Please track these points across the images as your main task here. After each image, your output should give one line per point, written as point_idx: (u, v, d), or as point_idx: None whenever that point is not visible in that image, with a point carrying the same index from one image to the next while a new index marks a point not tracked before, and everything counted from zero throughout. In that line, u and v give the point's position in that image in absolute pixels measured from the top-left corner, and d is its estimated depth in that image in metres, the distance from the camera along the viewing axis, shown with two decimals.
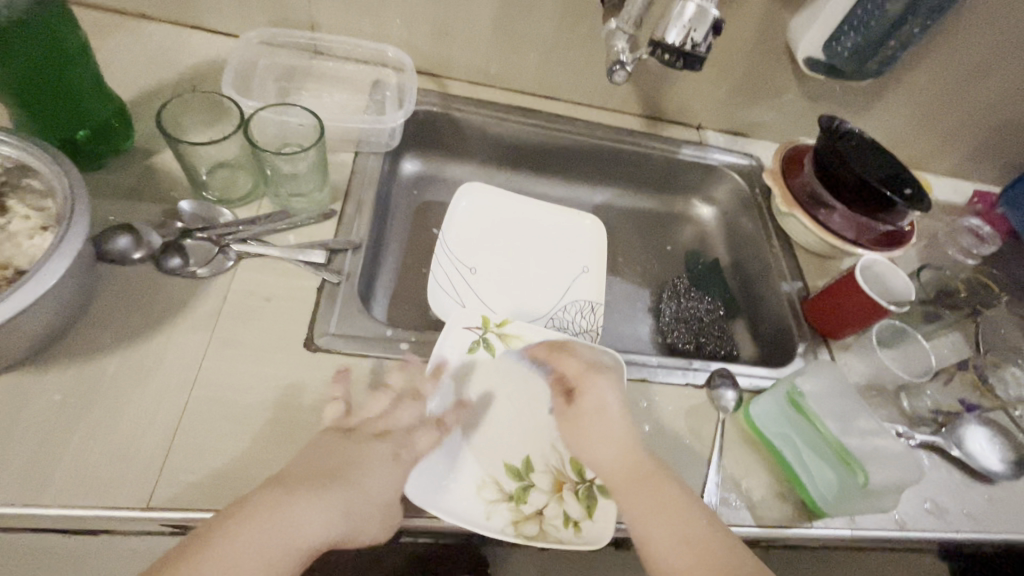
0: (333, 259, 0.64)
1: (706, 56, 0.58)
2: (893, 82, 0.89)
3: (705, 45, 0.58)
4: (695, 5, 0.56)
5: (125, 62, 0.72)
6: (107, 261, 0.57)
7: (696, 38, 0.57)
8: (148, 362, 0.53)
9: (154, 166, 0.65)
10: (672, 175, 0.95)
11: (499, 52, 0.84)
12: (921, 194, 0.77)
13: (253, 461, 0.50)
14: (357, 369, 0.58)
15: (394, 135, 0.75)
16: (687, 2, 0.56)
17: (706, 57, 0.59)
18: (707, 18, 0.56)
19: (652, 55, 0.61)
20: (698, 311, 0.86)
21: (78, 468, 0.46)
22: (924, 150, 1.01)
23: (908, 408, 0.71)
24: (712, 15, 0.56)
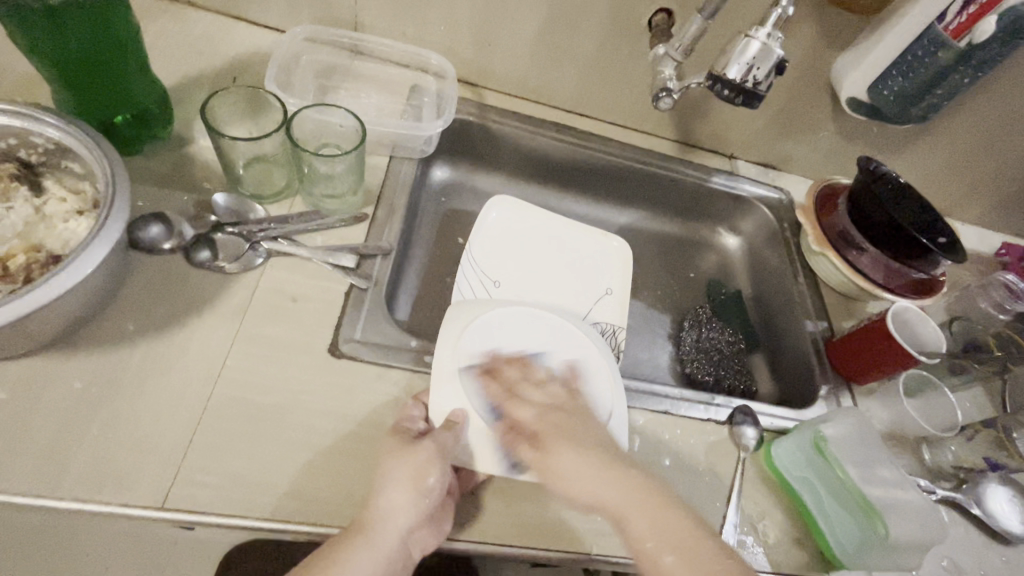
0: (362, 263, 0.64)
1: (766, 94, 0.58)
2: (930, 128, 0.88)
3: (767, 83, 0.58)
4: (759, 42, 0.56)
5: (168, 48, 0.72)
6: (138, 249, 0.56)
7: (757, 76, 0.57)
8: (171, 356, 0.52)
9: (190, 154, 0.65)
10: (701, 202, 0.95)
11: (540, 66, 0.84)
12: (955, 244, 0.76)
13: (271, 466, 0.49)
14: (379, 378, 0.57)
15: (429, 141, 0.75)
16: (751, 39, 0.55)
17: (765, 95, 0.59)
18: (771, 57, 0.56)
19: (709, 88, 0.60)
20: (719, 342, 0.85)
21: (94, 460, 0.45)
22: (953, 197, 1.00)
23: (929, 460, 0.70)
24: (775, 55, 0.55)
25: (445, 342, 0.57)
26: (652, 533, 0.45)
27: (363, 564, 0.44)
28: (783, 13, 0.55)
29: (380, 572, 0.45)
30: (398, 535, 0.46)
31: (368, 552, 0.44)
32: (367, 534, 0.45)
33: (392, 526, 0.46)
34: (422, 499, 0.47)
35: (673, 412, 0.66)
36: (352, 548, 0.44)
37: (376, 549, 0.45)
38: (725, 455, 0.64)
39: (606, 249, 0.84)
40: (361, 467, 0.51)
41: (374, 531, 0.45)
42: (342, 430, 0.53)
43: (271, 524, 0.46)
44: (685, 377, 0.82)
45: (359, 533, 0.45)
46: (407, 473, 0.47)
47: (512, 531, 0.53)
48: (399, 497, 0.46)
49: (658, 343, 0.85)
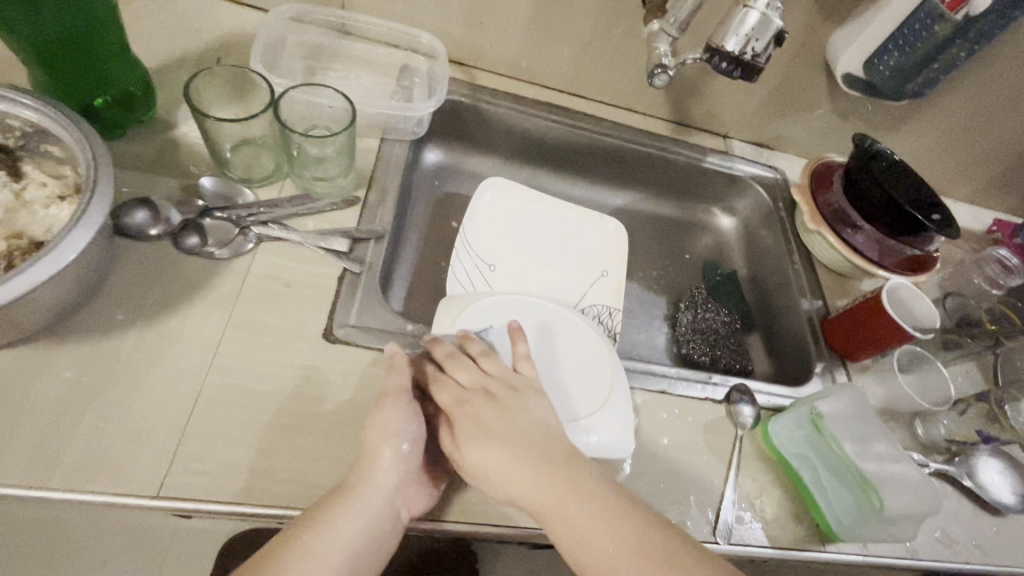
0: (355, 247, 0.63)
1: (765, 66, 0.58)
2: (924, 105, 0.88)
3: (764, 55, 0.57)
4: (757, 14, 0.55)
5: (149, 28, 0.70)
6: (124, 236, 0.55)
7: (756, 48, 0.56)
8: (162, 344, 0.51)
9: (175, 138, 0.63)
10: (696, 183, 0.94)
11: (532, 45, 0.82)
12: (949, 220, 0.76)
13: (268, 452, 0.48)
14: (376, 363, 0.56)
15: (421, 123, 0.73)
16: (749, 11, 0.54)
17: (762, 67, 0.59)
18: (770, 29, 0.55)
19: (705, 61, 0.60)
20: (714, 322, 0.85)
21: (87, 450, 0.45)
22: (947, 175, 1.00)
23: (922, 435, 0.71)
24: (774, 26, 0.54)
25: (443, 323, 0.57)
26: (533, 498, 0.44)
27: (350, 527, 0.44)
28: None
29: (368, 534, 0.44)
30: (385, 501, 0.46)
31: (357, 515, 0.44)
32: (356, 496, 0.45)
33: (381, 491, 0.46)
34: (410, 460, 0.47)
35: (671, 392, 0.66)
36: (340, 509, 0.44)
37: (364, 511, 0.45)
38: (723, 434, 0.65)
39: (602, 230, 0.84)
40: (360, 452, 0.51)
41: (362, 493, 0.45)
42: (340, 416, 0.52)
43: (271, 510, 0.46)
44: (682, 357, 0.82)
45: (349, 495, 0.45)
46: (398, 437, 0.47)
47: (514, 513, 0.53)
48: (388, 458, 0.47)
49: (654, 325, 0.85)
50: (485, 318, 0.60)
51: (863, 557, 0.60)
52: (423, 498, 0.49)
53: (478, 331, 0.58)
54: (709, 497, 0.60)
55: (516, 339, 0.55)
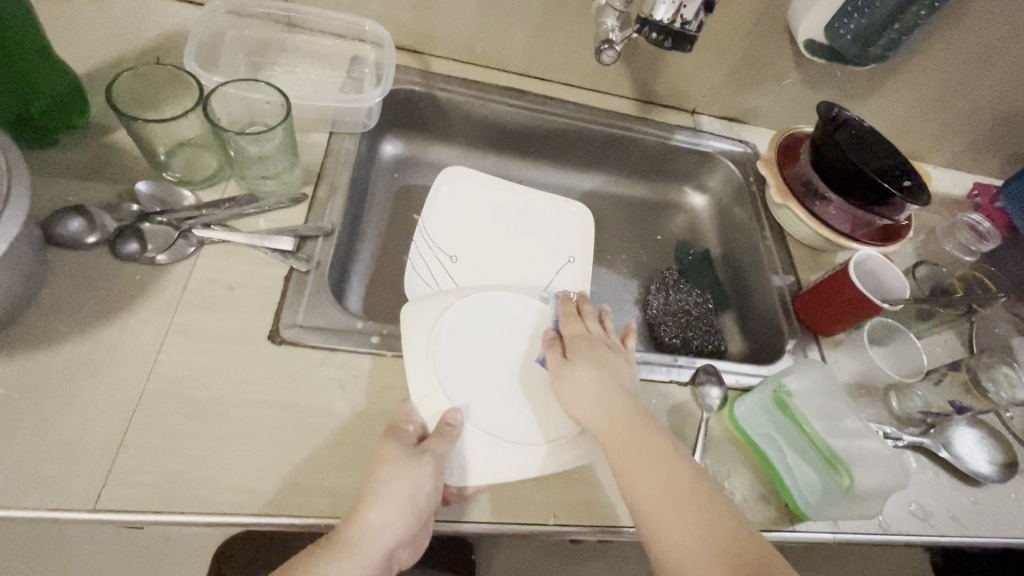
0: (302, 246, 0.61)
1: (696, 35, 0.57)
2: (893, 69, 0.85)
3: (696, 24, 0.57)
4: None
5: (84, 32, 0.68)
6: (57, 245, 0.53)
7: (687, 17, 0.56)
8: (99, 355, 0.50)
9: (110, 143, 0.61)
10: (665, 161, 0.92)
11: (484, 28, 0.79)
12: (920, 188, 0.74)
13: (211, 460, 0.47)
14: (325, 364, 0.55)
15: (371, 114, 0.71)
16: None
17: (697, 37, 0.58)
18: None
19: (641, 33, 0.59)
20: (686, 304, 0.84)
21: (21, 467, 0.44)
22: (923, 140, 0.98)
23: (897, 408, 0.69)
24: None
25: (413, 350, 0.54)
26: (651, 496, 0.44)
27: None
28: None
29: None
30: (383, 553, 0.44)
31: (355, 568, 0.43)
32: (355, 548, 0.44)
33: (378, 542, 0.44)
34: (414, 513, 0.45)
35: (635, 376, 0.64)
36: (338, 564, 0.43)
37: (363, 564, 0.44)
38: (689, 417, 0.64)
39: (569, 219, 0.82)
40: (307, 454, 0.50)
41: (361, 547, 0.44)
42: (286, 418, 0.51)
43: (214, 519, 0.45)
44: (653, 341, 0.81)
45: (347, 546, 0.44)
46: (403, 491, 0.45)
47: (469, 508, 0.52)
48: (392, 513, 0.45)
49: (625, 308, 0.84)
50: (457, 334, 0.57)
51: (835, 535, 0.59)
52: (417, 538, 0.48)
53: (452, 349, 0.56)
54: None
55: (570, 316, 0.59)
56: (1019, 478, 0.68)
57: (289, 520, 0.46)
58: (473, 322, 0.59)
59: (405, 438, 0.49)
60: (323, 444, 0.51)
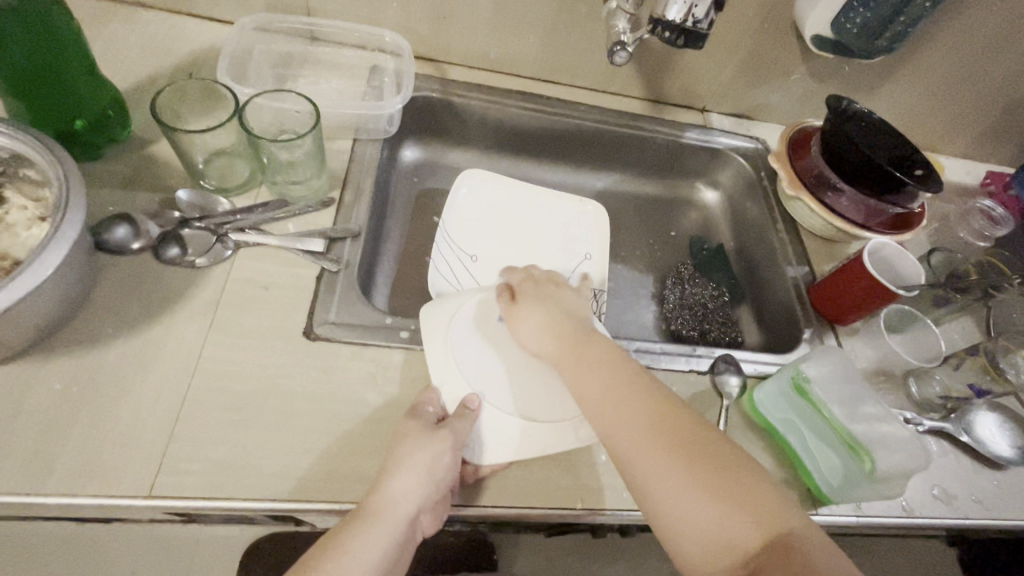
0: (331, 247, 0.64)
1: (708, 33, 0.59)
2: (901, 61, 0.87)
3: (708, 22, 0.58)
4: None
5: (122, 51, 0.72)
6: (106, 251, 0.57)
7: (697, 16, 0.58)
8: (148, 352, 0.53)
9: (150, 155, 0.65)
10: (677, 158, 0.94)
11: (498, 35, 0.82)
12: (932, 176, 0.75)
13: (254, 449, 0.50)
14: (357, 358, 0.58)
15: (392, 121, 0.74)
16: None
17: (706, 35, 0.60)
18: None
19: (652, 33, 0.62)
20: (702, 297, 0.85)
21: (81, 457, 0.47)
22: (933, 131, 0.99)
23: (916, 394, 0.70)
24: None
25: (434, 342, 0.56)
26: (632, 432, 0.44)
27: (372, 547, 0.45)
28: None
29: (388, 549, 0.46)
30: (402, 522, 0.47)
31: (376, 534, 0.45)
32: (378, 516, 0.46)
33: (398, 511, 0.46)
34: (432, 484, 0.48)
35: (655, 367, 0.66)
36: (361, 529, 0.45)
37: (382, 530, 0.46)
38: (709, 404, 0.65)
39: (581, 212, 0.84)
40: (344, 443, 0.52)
41: (381, 514, 0.46)
42: (323, 410, 0.54)
43: (260, 504, 0.48)
44: (671, 334, 0.82)
45: (369, 513, 0.46)
46: (421, 462, 0.48)
47: (500, 494, 0.53)
48: (410, 482, 0.47)
49: (641, 303, 0.85)
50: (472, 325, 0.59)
51: (858, 518, 0.60)
52: (437, 511, 0.49)
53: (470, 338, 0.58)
54: None
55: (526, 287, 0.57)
56: None
57: (330, 505, 0.49)
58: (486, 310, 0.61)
59: (428, 418, 0.52)
60: (359, 434, 0.53)
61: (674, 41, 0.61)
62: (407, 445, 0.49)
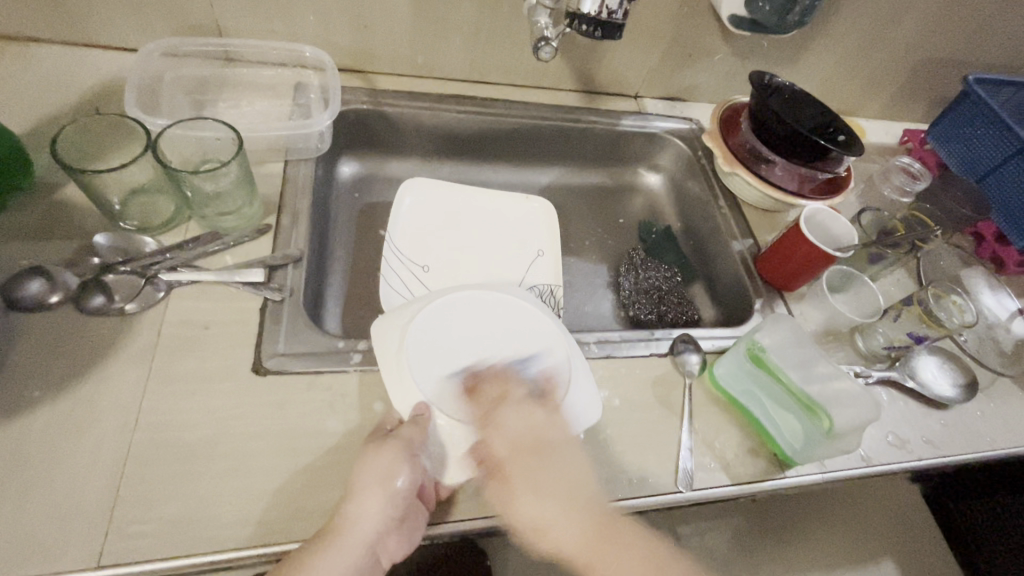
0: (273, 276, 0.61)
1: (624, 23, 0.59)
2: (815, 33, 0.90)
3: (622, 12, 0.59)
4: None
5: (16, 90, 0.66)
6: (20, 310, 0.52)
7: (611, 6, 0.58)
8: (80, 412, 0.49)
9: (59, 200, 0.60)
10: (616, 146, 0.95)
11: (422, 40, 0.81)
12: (853, 140, 0.79)
13: (210, 500, 0.47)
14: (312, 387, 0.55)
15: (322, 138, 0.72)
16: None
17: (622, 23, 0.60)
18: None
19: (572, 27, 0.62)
20: (656, 280, 0.87)
21: (13, 537, 0.43)
22: (851, 95, 1.04)
23: (863, 347, 0.74)
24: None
25: (387, 358, 0.55)
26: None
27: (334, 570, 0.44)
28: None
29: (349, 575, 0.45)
30: (365, 541, 0.46)
31: (338, 555, 0.44)
32: (340, 536, 0.45)
33: (358, 533, 0.46)
34: (391, 502, 0.47)
35: (616, 355, 0.67)
36: (322, 553, 0.44)
37: (344, 550, 0.45)
38: (673, 385, 0.66)
39: (528, 210, 0.84)
40: (307, 477, 0.50)
41: (340, 536, 0.45)
42: (282, 447, 0.51)
43: (221, 556, 0.45)
44: (630, 320, 0.83)
45: (333, 535, 0.45)
46: (377, 481, 0.47)
47: (476, 505, 0.53)
48: (372, 496, 0.46)
49: (598, 293, 0.86)
50: (430, 337, 0.58)
51: (823, 475, 0.62)
52: (405, 531, 0.48)
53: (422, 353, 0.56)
54: (667, 449, 0.61)
55: (481, 396, 0.53)
56: (981, 396, 0.73)
57: (299, 545, 0.47)
58: (441, 325, 0.59)
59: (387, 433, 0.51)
60: (322, 466, 0.51)
61: (594, 35, 0.61)
62: (366, 461, 0.48)
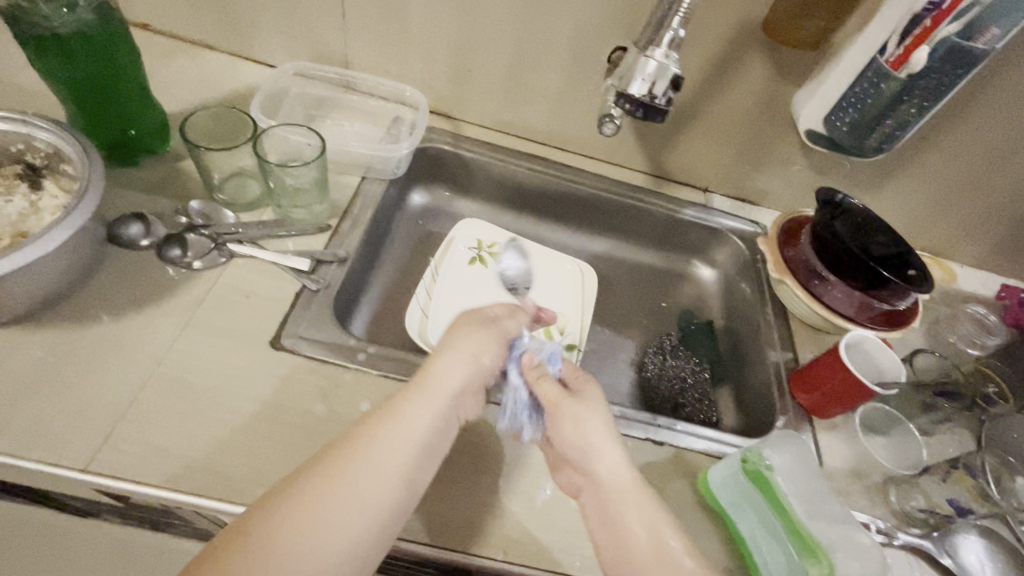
0: (317, 268, 0.68)
1: (667, 112, 0.62)
2: (902, 164, 0.88)
3: (667, 100, 0.62)
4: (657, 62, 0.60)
5: (181, 83, 0.85)
6: (116, 244, 0.63)
7: (657, 92, 0.61)
8: (123, 336, 0.57)
9: (178, 168, 0.73)
10: (674, 233, 0.96)
11: (509, 101, 0.90)
12: (923, 277, 0.75)
13: (189, 443, 0.52)
14: (312, 373, 0.60)
15: (399, 164, 0.81)
16: (650, 58, 0.60)
17: (668, 112, 0.63)
18: (669, 75, 0.61)
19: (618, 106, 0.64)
20: (683, 372, 0.84)
21: (34, 424, 0.50)
22: (943, 237, 0.97)
23: (896, 505, 0.65)
24: (672, 73, 0.60)
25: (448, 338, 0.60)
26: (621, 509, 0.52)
27: (327, 559, 0.41)
28: (675, 33, 0.60)
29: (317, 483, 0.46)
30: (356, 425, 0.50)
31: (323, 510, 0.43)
32: (346, 468, 0.45)
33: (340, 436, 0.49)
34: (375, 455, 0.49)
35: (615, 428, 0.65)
36: (280, 510, 0.42)
37: (378, 521, 0.45)
38: (661, 476, 0.63)
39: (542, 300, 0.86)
40: (278, 453, 0.54)
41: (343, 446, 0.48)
42: (268, 416, 0.56)
43: (181, 496, 0.49)
44: (644, 402, 0.81)
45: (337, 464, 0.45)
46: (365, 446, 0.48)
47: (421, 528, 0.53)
48: (389, 469, 0.46)
49: (619, 369, 0.84)
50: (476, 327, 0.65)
51: None
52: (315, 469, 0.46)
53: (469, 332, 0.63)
54: None
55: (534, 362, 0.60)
56: None
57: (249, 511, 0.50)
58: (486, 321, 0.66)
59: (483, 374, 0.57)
60: (294, 445, 0.54)
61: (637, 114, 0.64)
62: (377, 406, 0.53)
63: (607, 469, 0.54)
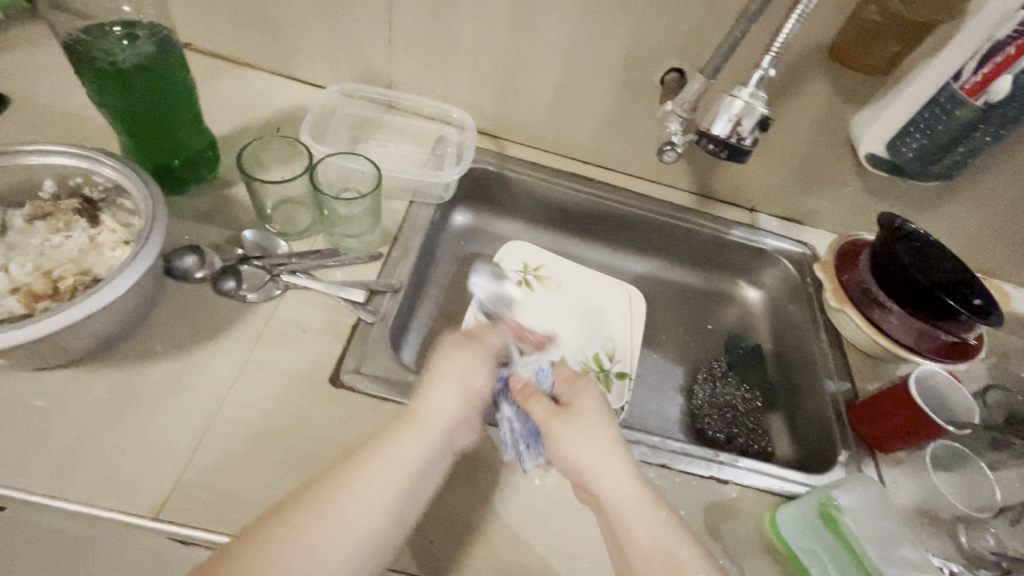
0: (372, 298, 0.67)
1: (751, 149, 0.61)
2: (960, 186, 0.85)
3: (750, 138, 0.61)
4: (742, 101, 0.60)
5: (225, 104, 0.84)
6: (172, 276, 0.62)
7: (741, 132, 0.60)
8: (185, 374, 0.56)
9: (228, 195, 0.72)
10: (720, 254, 0.94)
11: (555, 121, 0.88)
12: (989, 308, 0.73)
13: (256, 488, 0.51)
14: (373, 411, 0.59)
15: (447, 188, 0.80)
16: (734, 97, 0.60)
17: (750, 150, 0.62)
18: (754, 114, 0.60)
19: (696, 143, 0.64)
20: (734, 400, 0.82)
21: (103, 468, 0.50)
22: (997, 259, 0.95)
23: (967, 545, 0.63)
24: (758, 112, 0.60)
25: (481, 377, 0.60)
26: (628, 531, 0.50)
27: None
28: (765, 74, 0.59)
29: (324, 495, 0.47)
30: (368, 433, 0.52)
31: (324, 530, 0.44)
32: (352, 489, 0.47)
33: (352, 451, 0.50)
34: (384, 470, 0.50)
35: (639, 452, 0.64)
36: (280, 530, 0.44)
37: (354, 549, 0.45)
38: (724, 516, 0.62)
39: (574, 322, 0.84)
40: None
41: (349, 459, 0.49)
42: (331, 457, 0.55)
43: None
44: (696, 431, 0.79)
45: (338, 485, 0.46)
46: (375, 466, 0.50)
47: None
48: (383, 492, 0.47)
49: (669, 396, 0.83)
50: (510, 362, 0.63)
51: None
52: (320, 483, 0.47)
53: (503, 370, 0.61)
54: None
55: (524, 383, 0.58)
56: None
57: None
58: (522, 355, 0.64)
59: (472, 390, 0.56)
60: None
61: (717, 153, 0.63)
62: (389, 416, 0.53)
63: (604, 485, 0.52)
